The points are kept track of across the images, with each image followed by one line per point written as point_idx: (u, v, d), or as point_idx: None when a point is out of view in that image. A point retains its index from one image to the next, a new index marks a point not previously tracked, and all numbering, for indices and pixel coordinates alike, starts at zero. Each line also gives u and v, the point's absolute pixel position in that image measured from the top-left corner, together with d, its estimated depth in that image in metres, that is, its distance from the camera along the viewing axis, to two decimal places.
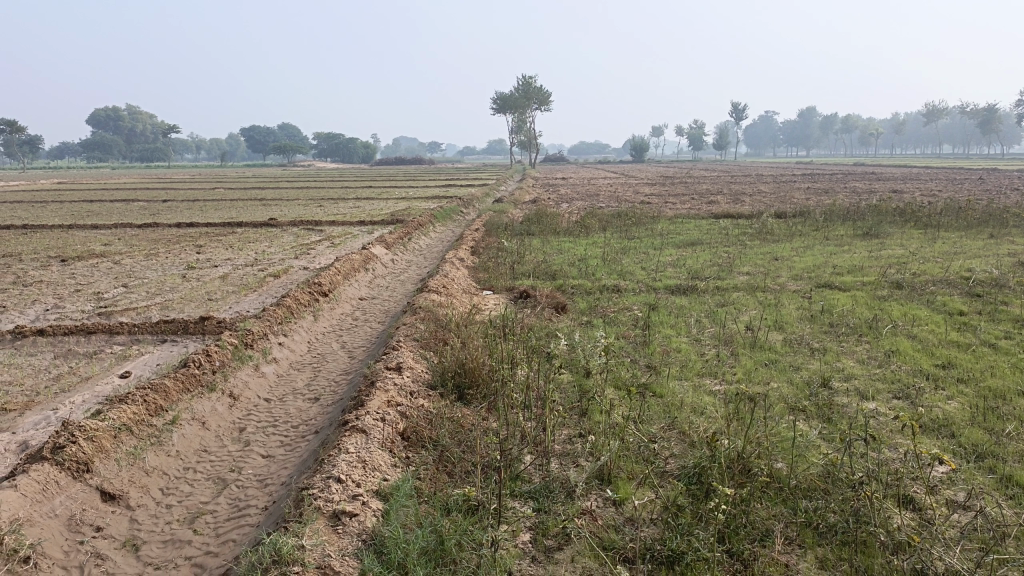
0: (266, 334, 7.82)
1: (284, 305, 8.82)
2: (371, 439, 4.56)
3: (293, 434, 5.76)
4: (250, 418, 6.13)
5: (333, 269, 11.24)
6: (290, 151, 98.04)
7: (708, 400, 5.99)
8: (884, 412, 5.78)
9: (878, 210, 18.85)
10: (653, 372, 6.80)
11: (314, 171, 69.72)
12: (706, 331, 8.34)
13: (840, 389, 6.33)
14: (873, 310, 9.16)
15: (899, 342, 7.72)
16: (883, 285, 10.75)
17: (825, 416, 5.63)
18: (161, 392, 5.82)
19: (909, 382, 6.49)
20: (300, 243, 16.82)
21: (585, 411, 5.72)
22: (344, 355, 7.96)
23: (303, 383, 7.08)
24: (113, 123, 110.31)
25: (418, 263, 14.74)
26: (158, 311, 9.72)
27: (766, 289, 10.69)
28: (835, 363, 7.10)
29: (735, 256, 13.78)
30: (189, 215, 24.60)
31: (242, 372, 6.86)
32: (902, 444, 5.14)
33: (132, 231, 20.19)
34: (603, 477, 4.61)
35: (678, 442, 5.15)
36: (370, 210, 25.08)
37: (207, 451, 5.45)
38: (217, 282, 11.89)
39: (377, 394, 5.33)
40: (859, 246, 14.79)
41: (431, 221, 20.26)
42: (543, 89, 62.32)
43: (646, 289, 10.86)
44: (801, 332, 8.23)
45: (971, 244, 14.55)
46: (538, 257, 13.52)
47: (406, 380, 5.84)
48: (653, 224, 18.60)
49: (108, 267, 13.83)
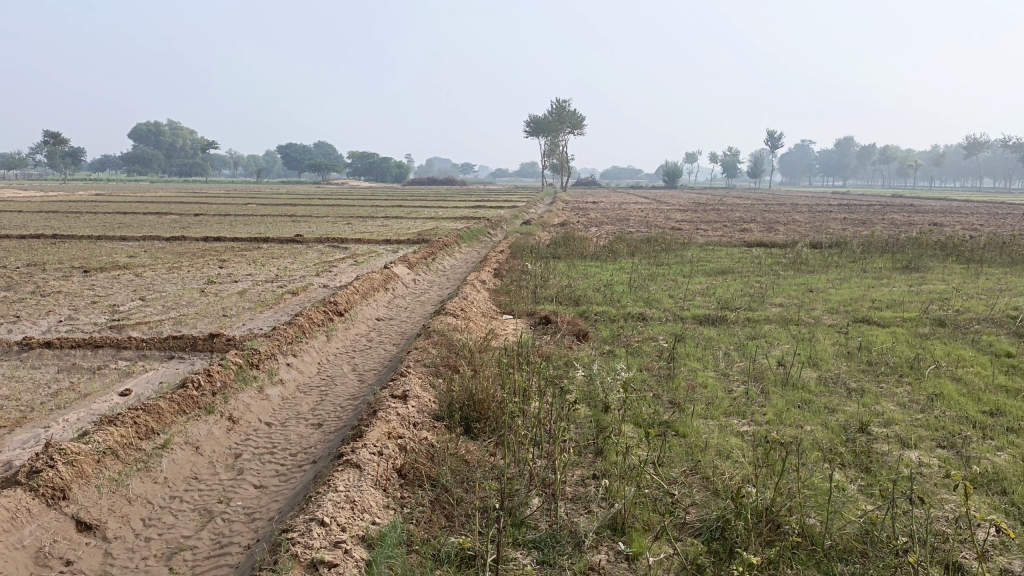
0: (274, 354, 7.54)
1: (296, 324, 8.55)
2: (365, 475, 4.22)
3: (290, 463, 5.43)
4: (247, 443, 5.82)
5: (351, 288, 10.99)
6: (324, 169, 99.17)
7: (734, 442, 5.57)
8: (926, 465, 5.31)
9: (917, 243, 18.24)
10: (676, 409, 6.39)
11: (347, 189, 70.24)
12: (734, 365, 7.90)
13: (879, 434, 5.87)
14: (915, 348, 8.64)
15: (943, 384, 7.22)
16: (924, 322, 10.21)
17: (861, 467, 5.19)
18: (154, 414, 5.54)
19: (955, 430, 6.00)
20: (323, 260, 16.65)
21: (600, 450, 5.33)
22: (354, 378, 7.65)
23: (308, 407, 6.75)
24: (154, 138, 112.51)
25: (440, 283, 14.49)
26: (170, 326, 9.50)
27: (800, 323, 10.21)
28: (873, 406, 6.63)
29: (767, 286, 13.30)
30: (218, 229, 24.69)
31: (245, 394, 6.56)
32: (949, 502, 4.67)
33: (159, 243, 20.24)
34: (616, 526, 4.22)
35: (700, 490, 4.74)
36: (398, 228, 24.98)
37: (197, 479, 5.14)
38: (234, 298, 11.70)
39: (377, 425, 4.99)
40: (898, 279, 14.23)
41: (457, 241, 20.04)
42: (577, 114, 62.25)
43: (673, 318, 10.44)
44: (836, 371, 7.76)
45: (1017, 281, 13.93)
46: (562, 281, 13.16)
47: (411, 410, 5.49)
48: (683, 251, 18.18)
49: (129, 279, 13.74)
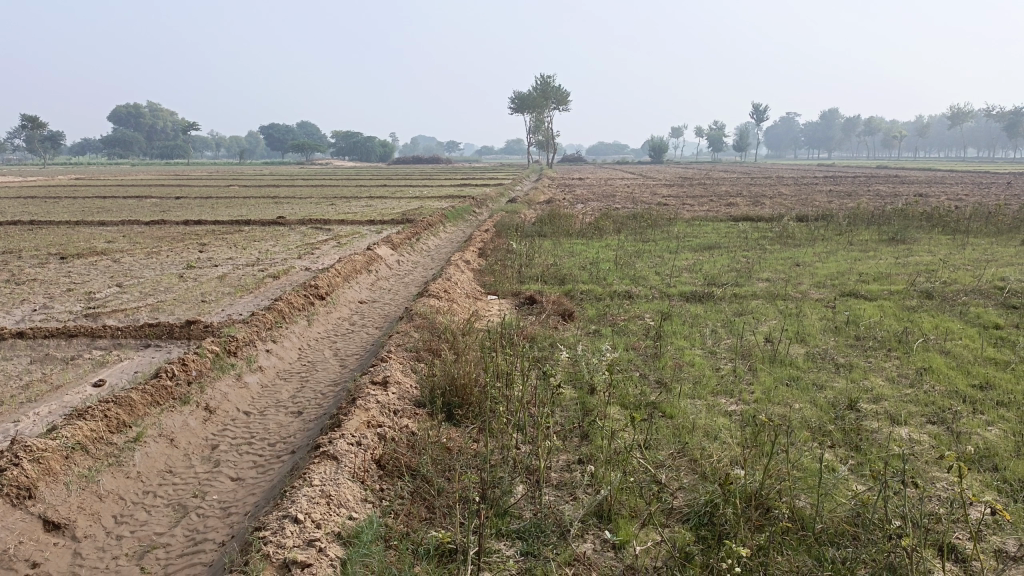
0: (252, 341, 7.38)
1: (276, 309, 8.37)
2: (342, 467, 4.09)
3: (268, 454, 5.29)
4: (224, 433, 5.67)
5: (333, 271, 10.80)
6: (307, 150, 98.19)
7: (722, 423, 5.47)
8: (917, 442, 5.23)
9: (904, 214, 18.18)
10: (663, 389, 6.27)
11: (331, 170, 69.59)
12: (722, 343, 7.80)
13: (868, 411, 5.78)
14: (903, 322, 8.56)
15: (932, 358, 7.15)
16: (911, 295, 10.14)
17: (851, 446, 5.10)
18: (126, 407, 5.39)
19: (945, 405, 5.92)
20: (305, 242, 16.40)
21: (586, 434, 5.21)
22: (335, 363, 7.49)
23: (288, 394, 6.60)
24: (133, 120, 110.93)
25: (424, 264, 14.31)
26: (147, 313, 9.29)
27: (787, 297, 10.11)
28: (862, 382, 6.54)
29: (753, 261, 13.20)
30: (200, 213, 24.32)
31: (221, 383, 6.39)
32: (941, 480, 4.59)
33: (138, 228, 19.92)
34: (603, 514, 4.10)
35: (688, 473, 4.64)
36: (381, 209, 24.69)
37: (171, 473, 5.00)
38: (213, 283, 11.48)
39: (356, 414, 4.85)
40: (885, 251, 14.17)
41: (441, 221, 19.83)
42: (561, 89, 61.78)
43: (659, 295, 10.33)
44: (824, 346, 7.67)
45: (1003, 251, 13.89)
46: (548, 260, 13.02)
47: (392, 397, 5.35)
48: (669, 227, 18.06)
49: (107, 265, 13.47)
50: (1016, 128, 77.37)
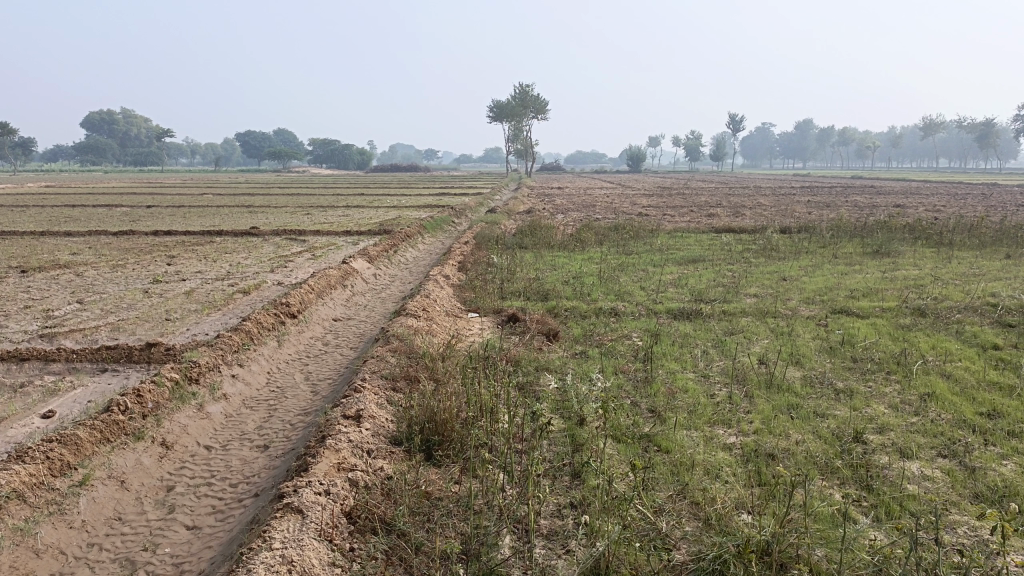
0: (216, 366, 6.89)
1: (243, 330, 7.89)
2: (307, 524, 3.65)
3: (228, 497, 4.83)
4: (183, 472, 5.20)
5: (306, 287, 10.33)
6: (284, 157, 97.25)
7: (722, 458, 5.10)
8: (931, 479, 4.88)
9: (886, 226, 18.01)
10: (655, 419, 5.89)
11: (309, 177, 68.87)
12: (714, 365, 7.44)
13: (874, 444, 5.44)
14: (899, 342, 8.26)
15: (934, 383, 6.82)
16: (903, 312, 9.85)
17: (861, 486, 4.75)
18: (71, 446, 4.91)
19: (955, 436, 5.57)
20: (279, 255, 15.88)
21: (577, 473, 4.81)
22: (305, 389, 7.02)
23: (253, 425, 6.13)
24: (106, 127, 109.29)
25: (402, 278, 13.89)
26: (106, 334, 8.77)
27: (777, 315, 9.79)
28: (865, 410, 6.19)
29: (739, 275, 12.91)
30: (170, 222, 23.68)
31: (181, 414, 5.91)
32: (963, 525, 4.23)
33: (105, 239, 19.25)
34: (600, 571, 3.70)
35: (690, 519, 4.26)
36: (359, 219, 24.20)
37: (120, 521, 4.52)
38: (180, 299, 10.95)
39: (325, 456, 4.41)
40: (870, 265, 13.96)
41: (420, 232, 19.42)
42: (539, 98, 61.57)
43: (646, 312, 9.96)
44: (821, 369, 7.33)
45: (988, 265, 13.71)
46: (529, 274, 12.64)
47: (365, 434, 4.91)
48: (652, 239, 17.77)
49: (69, 279, 12.88)
50: (986, 138, 78.31)
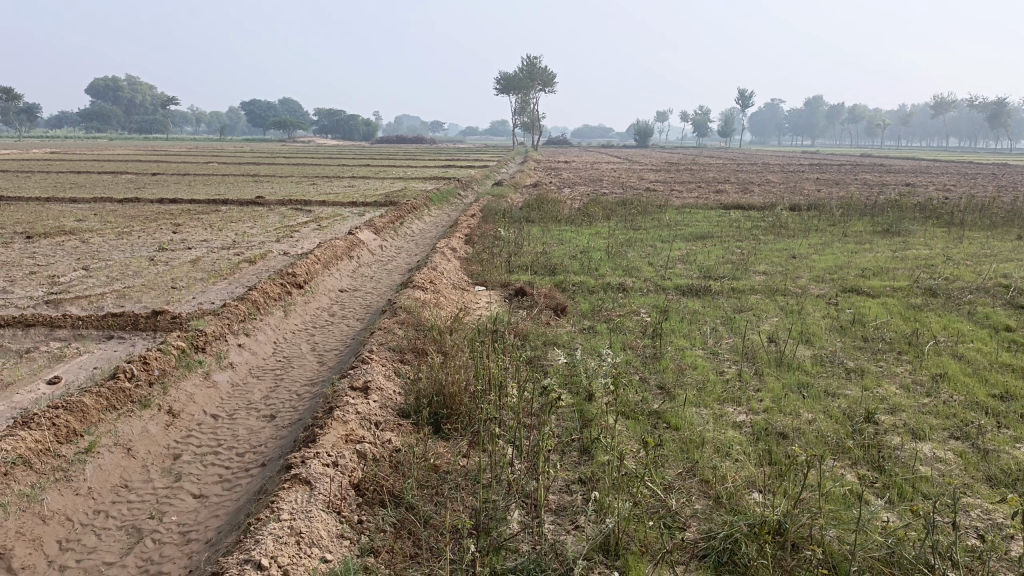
0: (223, 335, 6.85)
1: (249, 300, 7.83)
2: (315, 495, 3.61)
3: (235, 466, 4.81)
4: (189, 441, 5.18)
5: (312, 257, 10.26)
6: (290, 127, 96.72)
7: (732, 436, 5.05)
8: (943, 461, 4.83)
9: (897, 206, 17.83)
10: (664, 396, 5.84)
11: (315, 147, 68.39)
12: (723, 343, 7.38)
13: (886, 424, 5.38)
14: (911, 322, 8.17)
15: (946, 364, 6.75)
16: (915, 292, 9.74)
17: (872, 467, 4.70)
18: (77, 413, 4.88)
19: (967, 418, 5.52)
20: (285, 225, 15.79)
21: (586, 449, 4.77)
22: (312, 359, 6.98)
23: (260, 395, 6.10)
24: (111, 94, 108.70)
25: (408, 250, 13.81)
26: (112, 301, 8.72)
27: (787, 293, 9.70)
28: (875, 390, 6.13)
29: (748, 252, 12.79)
30: (175, 190, 23.57)
31: (187, 383, 5.88)
32: (977, 508, 4.19)
33: (111, 206, 19.17)
34: (609, 548, 3.67)
35: (700, 498, 4.22)
36: (365, 190, 24.05)
37: (126, 488, 4.50)
38: (186, 267, 10.89)
39: (333, 427, 4.36)
40: (880, 244, 13.83)
41: (426, 204, 19.29)
42: (548, 71, 60.91)
43: (654, 288, 9.88)
44: (831, 348, 7.26)
45: (1000, 246, 13.57)
46: (537, 248, 12.54)
47: (373, 406, 4.86)
48: (659, 214, 17.64)
49: (74, 246, 12.82)
50: (997, 117, 77.39)
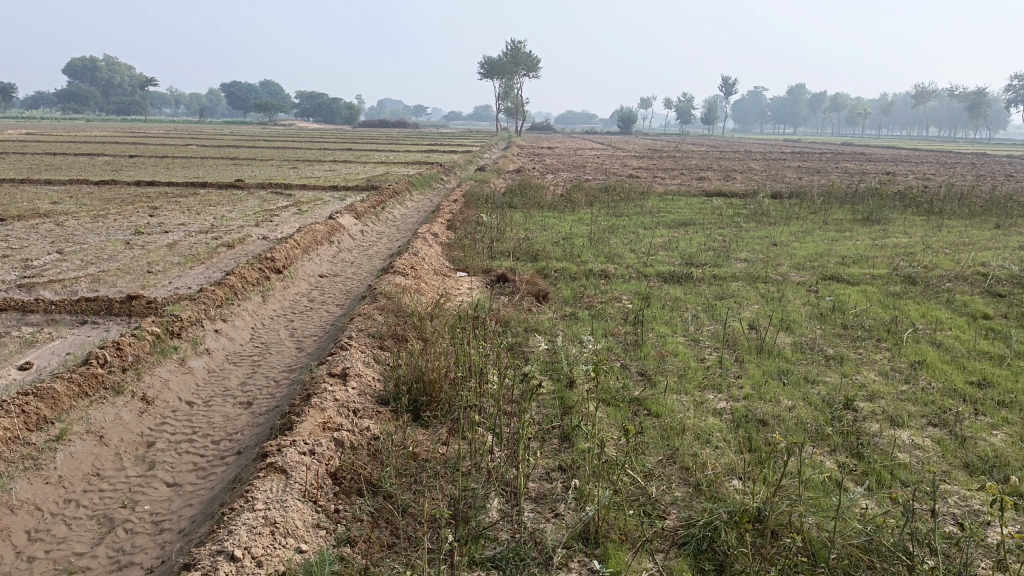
0: (199, 320, 6.74)
1: (226, 285, 7.72)
2: (291, 484, 3.55)
3: (211, 454, 4.73)
4: (164, 428, 5.10)
5: (291, 242, 10.14)
6: (271, 110, 95.76)
7: (713, 423, 5.05)
8: (921, 448, 4.85)
9: (878, 194, 17.92)
10: (645, 383, 5.83)
11: (296, 130, 67.72)
12: (704, 330, 7.38)
13: (865, 411, 5.40)
14: (890, 310, 8.21)
15: (924, 351, 6.79)
16: (894, 280, 9.79)
17: (851, 454, 4.72)
18: (48, 400, 4.78)
19: (945, 405, 5.54)
20: (264, 209, 15.62)
21: (567, 436, 4.75)
22: (290, 346, 6.90)
23: (236, 381, 6.01)
24: (88, 74, 106.89)
25: (390, 235, 13.69)
26: (87, 285, 8.57)
27: (768, 280, 9.71)
28: (855, 377, 6.15)
29: (730, 239, 12.81)
30: (154, 173, 23.23)
31: (162, 369, 5.79)
32: (955, 495, 4.21)
33: (86, 188, 18.85)
34: (589, 537, 3.66)
35: (680, 485, 4.21)
36: (346, 174, 23.83)
37: (99, 477, 4.42)
38: (163, 251, 10.73)
39: (309, 414, 4.30)
40: (861, 232, 13.90)
41: (408, 189, 19.15)
42: (533, 56, 60.60)
43: (636, 275, 9.86)
44: (811, 335, 7.27)
45: (978, 234, 13.68)
46: (519, 234, 12.49)
47: (351, 393, 4.80)
48: (642, 201, 17.62)
49: (48, 229, 12.59)
50: (976, 106, 78.00)
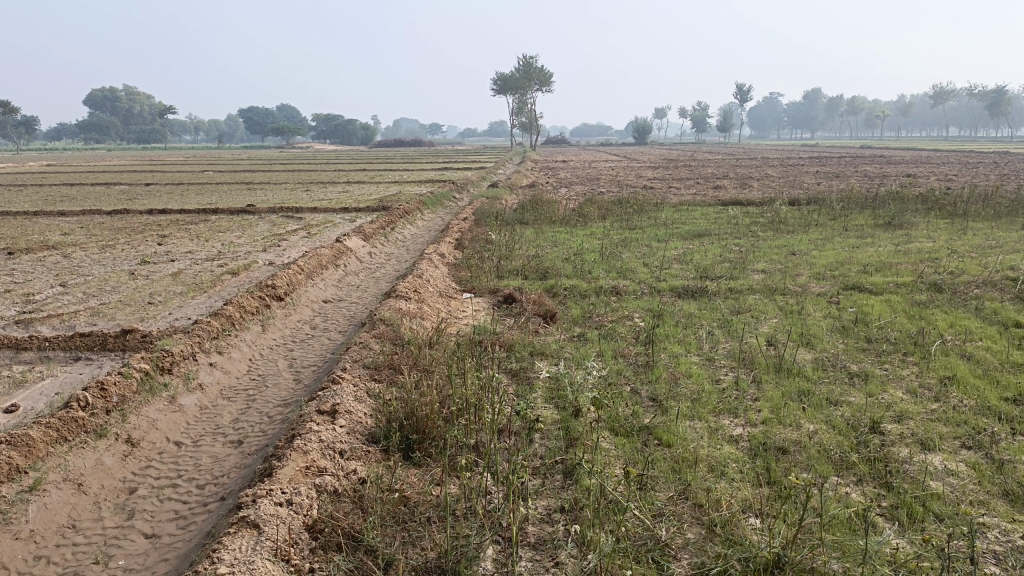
0: (192, 354, 6.52)
1: (223, 315, 7.50)
2: (262, 544, 3.29)
3: (194, 500, 4.48)
4: (148, 472, 4.85)
5: (295, 267, 9.93)
6: (287, 133, 96.50)
7: (728, 452, 4.72)
8: (955, 474, 4.48)
9: (899, 197, 17.46)
10: (656, 409, 5.50)
11: (312, 153, 68.28)
12: (720, 347, 7.04)
13: (893, 435, 5.04)
14: (916, 321, 7.82)
15: (955, 365, 6.39)
16: (919, 288, 9.37)
17: (879, 484, 4.36)
18: (22, 448, 4.56)
19: (979, 425, 5.15)
20: (273, 233, 15.50)
21: (570, 471, 4.42)
22: (288, 377, 6.65)
23: (229, 418, 5.76)
24: (109, 106, 108.65)
25: (398, 256, 13.49)
26: (85, 319, 8.41)
27: (786, 292, 9.34)
28: (881, 396, 5.78)
29: (746, 250, 12.45)
30: (167, 200, 23.31)
31: (150, 408, 5.56)
32: (996, 529, 3.84)
33: (98, 218, 18.86)
34: None
35: (692, 524, 3.88)
36: (358, 195, 23.74)
37: (75, 529, 4.18)
38: (166, 281, 10.58)
39: (291, 459, 4.06)
40: (883, 237, 13.48)
41: (419, 209, 18.99)
42: (544, 71, 60.64)
43: (648, 291, 9.54)
44: (833, 351, 6.90)
45: (1004, 236, 13.22)
46: (529, 251, 12.22)
47: (339, 432, 4.54)
48: (656, 213, 17.30)
49: (56, 261, 12.52)
50: (997, 105, 76.78)
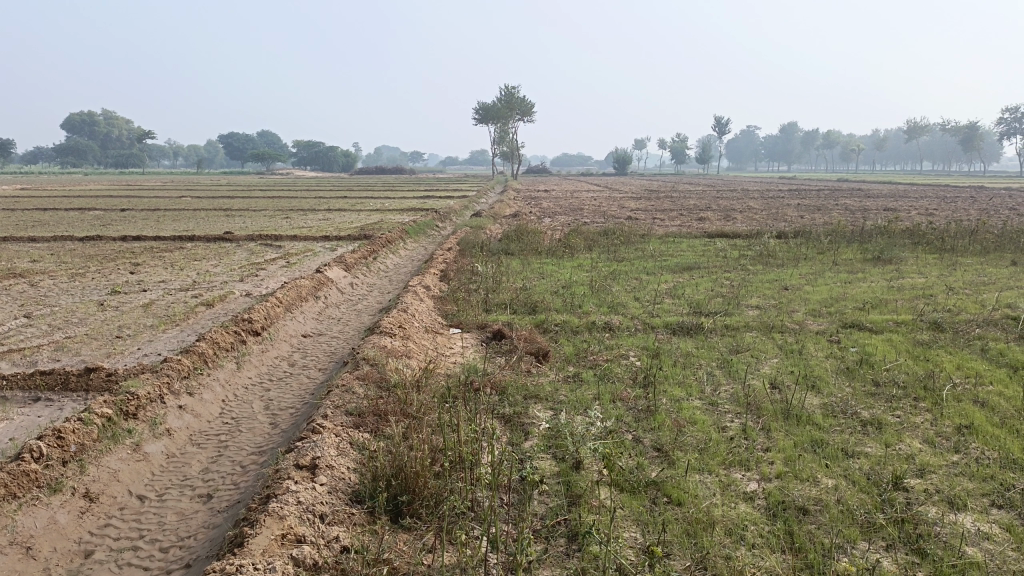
0: (159, 397, 6.04)
1: (195, 352, 7.03)
2: None
3: (155, 567, 4.00)
4: (107, 532, 4.38)
5: (273, 299, 9.49)
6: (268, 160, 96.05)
7: (745, 512, 4.34)
8: (992, 539, 4.12)
9: (885, 232, 17.34)
10: (662, 461, 5.11)
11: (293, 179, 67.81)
12: (722, 391, 6.67)
13: (918, 491, 4.68)
14: (921, 362, 7.52)
15: (971, 412, 6.06)
16: (919, 326, 9.11)
17: (911, 550, 4.01)
18: None
19: (1008, 481, 4.81)
20: (251, 262, 15.03)
21: (575, 535, 4.03)
22: (264, 421, 6.19)
23: (198, 468, 5.29)
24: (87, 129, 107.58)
25: (381, 287, 13.09)
26: (48, 353, 7.89)
27: (784, 330, 9.03)
28: (898, 446, 5.44)
29: (738, 284, 12.18)
30: (142, 227, 22.68)
31: (112, 457, 5.09)
32: None
33: (69, 244, 18.28)
34: None
35: None
36: (339, 223, 23.32)
37: None
38: (137, 312, 10.08)
39: (265, 526, 3.64)
40: (873, 273, 13.28)
41: (402, 238, 18.61)
42: (526, 102, 60.86)
43: (642, 327, 9.19)
44: (841, 395, 6.56)
45: (995, 272, 13.07)
46: (516, 283, 11.87)
47: (320, 492, 4.11)
48: (643, 244, 17.05)
49: (21, 290, 11.95)
50: (970, 141, 78.13)
